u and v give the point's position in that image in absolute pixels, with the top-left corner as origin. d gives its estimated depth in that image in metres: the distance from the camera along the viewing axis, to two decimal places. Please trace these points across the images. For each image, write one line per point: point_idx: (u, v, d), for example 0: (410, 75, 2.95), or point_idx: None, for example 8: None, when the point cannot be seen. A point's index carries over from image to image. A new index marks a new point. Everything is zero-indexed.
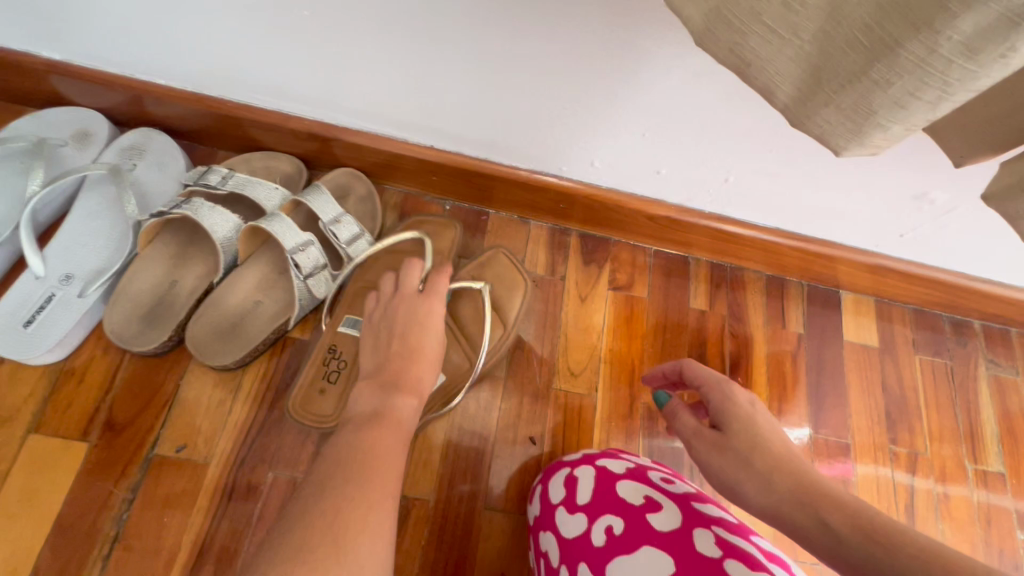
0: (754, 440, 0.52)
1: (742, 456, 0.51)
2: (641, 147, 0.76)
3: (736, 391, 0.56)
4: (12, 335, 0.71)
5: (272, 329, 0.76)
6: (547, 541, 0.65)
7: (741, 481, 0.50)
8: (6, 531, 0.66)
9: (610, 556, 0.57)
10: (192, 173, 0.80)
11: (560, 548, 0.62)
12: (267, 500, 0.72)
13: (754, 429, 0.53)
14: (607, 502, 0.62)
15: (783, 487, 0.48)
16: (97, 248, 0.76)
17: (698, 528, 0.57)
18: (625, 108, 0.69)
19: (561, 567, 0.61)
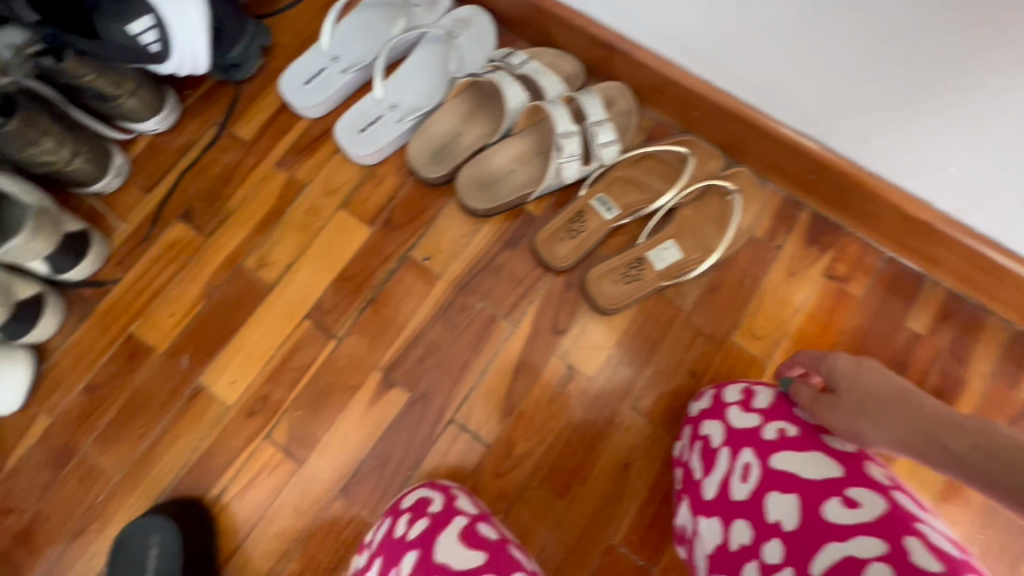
0: (880, 394, 0.63)
1: (874, 410, 0.62)
2: (939, 139, 0.71)
3: (839, 361, 0.70)
4: (351, 135, 0.96)
5: (519, 194, 0.92)
6: (712, 428, 0.73)
7: (869, 433, 0.60)
8: (311, 265, 0.93)
9: (773, 468, 0.61)
10: (500, 52, 0.96)
11: (725, 435, 0.70)
12: (473, 320, 0.90)
13: (879, 391, 0.63)
14: (781, 413, 0.68)
15: (904, 426, 0.58)
16: (418, 90, 0.97)
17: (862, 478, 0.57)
18: (934, 91, 0.66)
19: (722, 448, 0.69)
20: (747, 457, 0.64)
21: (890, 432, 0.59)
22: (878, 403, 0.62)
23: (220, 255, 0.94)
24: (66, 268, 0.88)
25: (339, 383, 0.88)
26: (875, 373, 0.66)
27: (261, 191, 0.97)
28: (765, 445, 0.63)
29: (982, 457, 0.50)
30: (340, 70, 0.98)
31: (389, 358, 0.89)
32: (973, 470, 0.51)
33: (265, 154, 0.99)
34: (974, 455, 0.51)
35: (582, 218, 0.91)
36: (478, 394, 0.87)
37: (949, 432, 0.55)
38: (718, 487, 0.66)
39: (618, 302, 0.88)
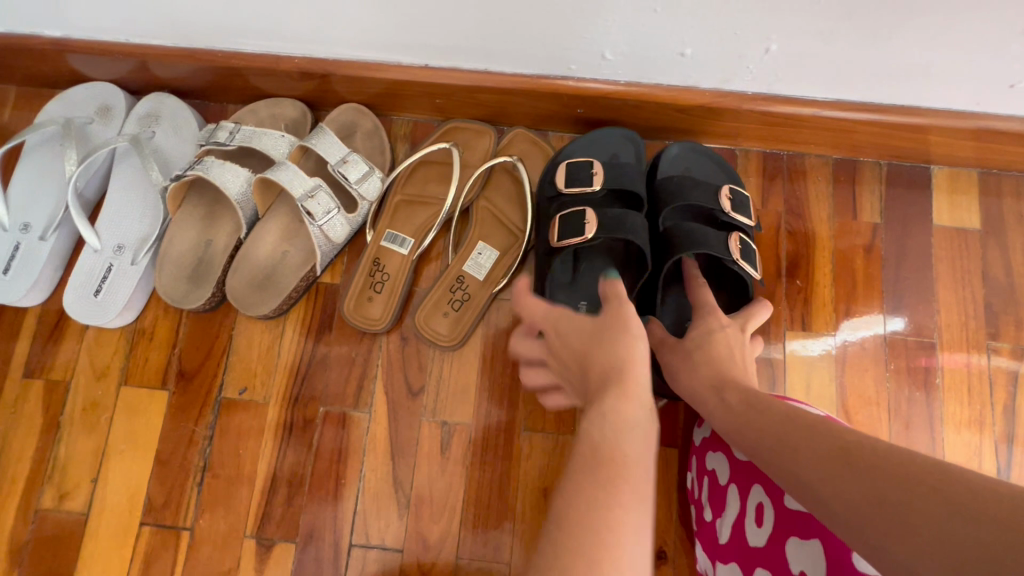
0: (756, 415, 0.52)
1: (774, 440, 0.48)
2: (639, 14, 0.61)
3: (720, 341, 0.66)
4: (87, 304, 0.79)
5: (301, 276, 0.79)
6: (716, 460, 0.66)
7: (711, 416, 0.59)
8: (120, 466, 0.78)
9: (786, 534, 0.52)
10: (204, 132, 0.81)
11: (730, 468, 0.63)
12: (324, 429, 0.79)
13: (755, 400, 0.54)
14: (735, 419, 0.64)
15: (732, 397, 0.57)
16: (138, 217, 0.82)
17: (792, 537, 0.51)
18: None
19: (731, 485, 0.63)
20: (754, 495, 0.58)
21: (724, 406, 0.57)
22: (749, 423, 0.52)
23: (9, 509, 0.77)
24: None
25: (213, 574, 0.75)
26: (711, 393, 0.59)
27: (23, 412, 0.80)
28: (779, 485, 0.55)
29: (883, 502, 0.36)
30: (37, 237, 0.81)
31: (254, 518, 0.76)
32: (839, 507, 0.39)
33: (5, 370, 0.81)
34: (842, 488, 0.40)
35: (380, 265, 0.81)
36: (367, 504, 0.77)
37: (812, 436, 0.45)
38: (733, 527, 0.60)
39: (456, 332, 0.80)
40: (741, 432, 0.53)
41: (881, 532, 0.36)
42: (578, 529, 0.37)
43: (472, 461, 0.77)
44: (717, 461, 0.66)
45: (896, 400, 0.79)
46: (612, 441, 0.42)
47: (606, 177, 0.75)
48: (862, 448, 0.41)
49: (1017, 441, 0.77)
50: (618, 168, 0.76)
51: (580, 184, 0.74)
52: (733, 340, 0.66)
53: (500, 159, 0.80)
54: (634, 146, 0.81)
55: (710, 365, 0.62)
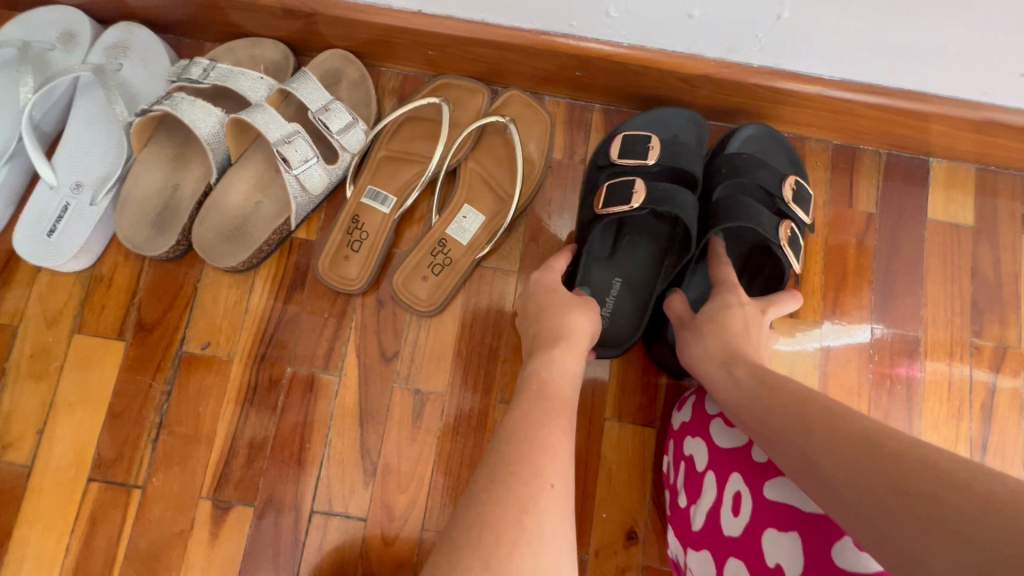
0: (770, 397, 0.50)
1: (786, 423, 0.46)
2: None
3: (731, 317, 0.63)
4: (39, 245, 0.74)
5: (274, 229, 0.75)
6: (694, 446, 0.65)
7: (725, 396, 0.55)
8: (69, 418, 0.74)
9: (763, 526, 0.50)
10: (176, 68, 0.76)
11: (709, 455, 0.62)
12: (290, 391, 0.75)
13: (768, 377, 0.52)
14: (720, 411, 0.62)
15: (743, 373, 0.55)
16: (100, 155, 0.76)
17: (768, 530, 0.49)
18: None
19: (709, 472, 0.61)
20: (735, 484, 0.56)
21: (733, 384, 0.55)
22: (761, 405, 0.50)
23: None
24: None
25: (163, 536, 0.71)
26: (723, 369, 0.57)
27: None
28: (760, 477, 0.53)
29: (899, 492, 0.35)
30: None
31: (211, 480, 0.73)
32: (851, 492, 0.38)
33: None
34: (858, 474, 0.38)
35: (360, 223, 0.77)
36: (331, 471, 0.73)
37: (828, 419, 0.44)
38: (708, 515, 0.59)
39: (436, 298, 0.76)
40: (749, 412, 0.51)
41: (890, 519, 0.34)
42: (528, 451, 0.45)
43: (444, 431, 0.75)
44: (696, 448, 0.64)
45: (878, 394, 0.78)
46: (555, 387, 0.52)
47: None
48: (886, 437, 0.39)
49: (992, 441, 0.77)
50: (632, 137, 0.73)
51: None
52: (750, 318, 0.63)
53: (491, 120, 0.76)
54: (697, 130, 0.78)
55: (717, 337, 0.61)
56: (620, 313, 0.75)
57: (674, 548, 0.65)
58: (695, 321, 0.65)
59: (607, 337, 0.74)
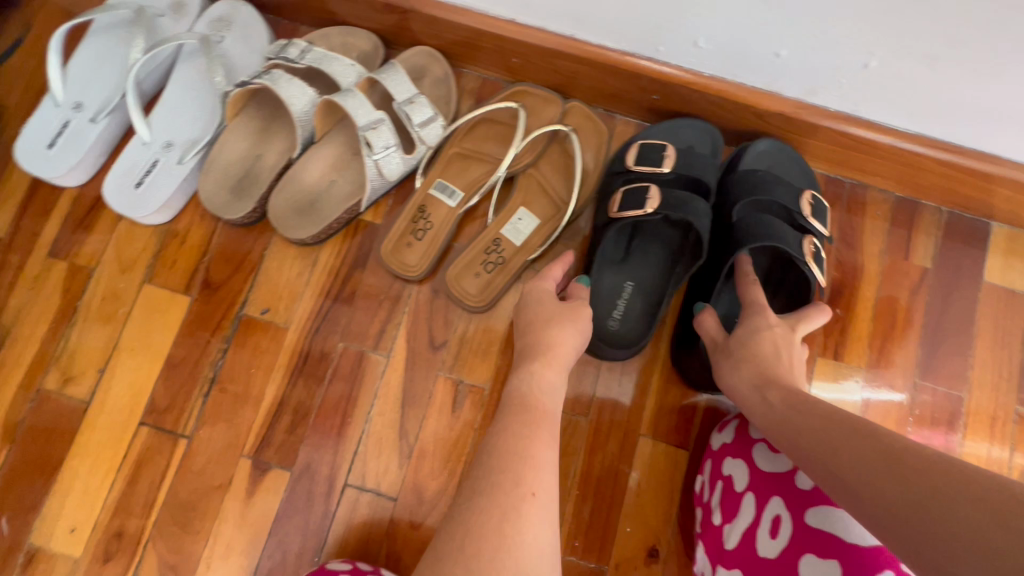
0: (800, 421, 0.52)
1: (814, 438, 0.48)
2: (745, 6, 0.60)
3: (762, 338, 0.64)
4: (125, 194, 0.78)
5: (345, 208, 0.78)
6: (733, 466, 0.65)
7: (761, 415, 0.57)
8: (128, 361, 0.77)
9: (802, 550, 0.52)
10: (275, 46, 0.80)
11: (750, 476, 0.62)
12: (339, 365, 0.78)
13: (796, 402, 0.54)
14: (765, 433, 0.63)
15: (775, 398, 0.57)
16: (191, 118, 0.80)
17: (808, 555, 0.51)
18: None
19: (747, 493, 0.62)
20: (776, 508, 0.57)
21: (766, 407, 0.57)
22: (791, 430, 0.52)
23: (10, 387, 0.76)
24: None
25: (202, 487, 0.74)
26: (756, 390, 0.59)
27: (43, 291, 0.79)
28: (801, 503, 0.54)
29: (923, 507, 0.36)
30: (88, 118, 0.80)
31: (254, 440, 0.75)
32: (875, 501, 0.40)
33: (31, 246, 0.80)
34: (880, 484, 0.40)
35: (425, 214, 0.80)
36: (368, 448, 0.76)
37: (853, 435, 0.45)
38: (743, 536, 0.60)
39: (489, 293, 0.78)
40: (780, 430, 0.53)
41: (914, 530, 0.36)
42: (511, 461, 0.47)
43: (481, 425, 0.76)
44: (735, 468, 0.65)
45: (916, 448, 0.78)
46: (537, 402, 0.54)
47: (678, 163, 0.73)
48: (906, 451, 0.41)
49: None
50: (690, 155, 0.74)
51: (651, 165, 0.72)
52: (780, 340, 0.64)
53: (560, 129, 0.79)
54: (712, 141, 0.80)
55: (751, 364, 0.62)
56: (633, 316, 0.74)
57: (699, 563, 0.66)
58: (729, 343, 0.66)
59: (619, 337, 0.74)
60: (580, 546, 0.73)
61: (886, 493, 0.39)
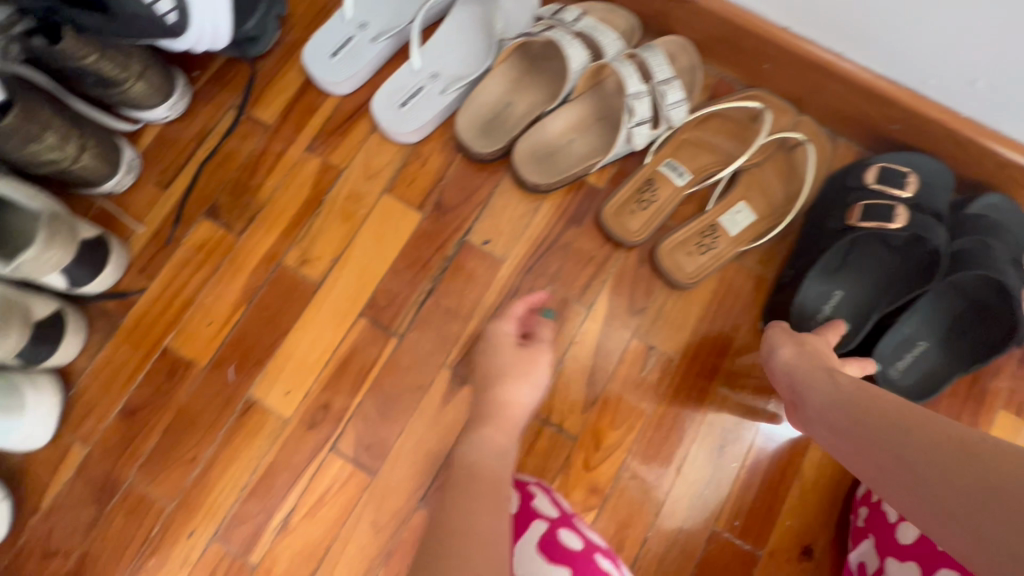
0: (862, 407, 0.54)
1: (882, 428, 0.50)
2: None
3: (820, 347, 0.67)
4: (390, 112, 0.86)
5: (582, 165, 0.84)
6: None
7: (810, 394, 0.61)
8: (359, 258, 0.85)
9: None
10: (549, 8, 0.87)
11: None
12: (542, 306, 0.84)
13: (865, 386, 0.56)
14: None
15: (846, 387, 0.58)
16: (459, 57, 0.88)
17: None
18: None
19: None
20: None
21: (833, 389, 0.59)
22: (852, 414, 0.54)
23: (255, 257, 0.85)
24: (85, 283, 0.78)
25: (405, 384, 0.81)
26: (824, 374, 0.61)
27: (297, 179, 0.88)
28: None
29: (985, 490, 0.40)
30: (369, 38, 0.88)
31: (457, 354, 0.82)
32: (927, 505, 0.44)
33: (292, 138, 0.89)
34: (931, 471, 0.44)
35: (652, 186, 0.85)
36: (557, 387, 0.81)
37: (923, 425, 0.48)
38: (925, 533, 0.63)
39: (697, 273, 0.83)
40: (844, 413, 0.55)
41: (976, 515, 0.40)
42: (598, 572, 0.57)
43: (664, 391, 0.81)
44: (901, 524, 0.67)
45: None
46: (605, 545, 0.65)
47: (918, 190, 0.76)
48: (977, 446, 0.43)
49: None
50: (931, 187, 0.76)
51: (893, 188, 0.76)
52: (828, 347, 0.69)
53: (797, 137, 0.83)
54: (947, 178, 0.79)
55: (802, 357, 0.65)
56: (836, 324, 0.79)
57: (856, 554, 0.72)
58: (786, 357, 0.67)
59: (821, 342, 0.78)
60: (737, 526, 0.77)
61: (946, 486, 0.43)
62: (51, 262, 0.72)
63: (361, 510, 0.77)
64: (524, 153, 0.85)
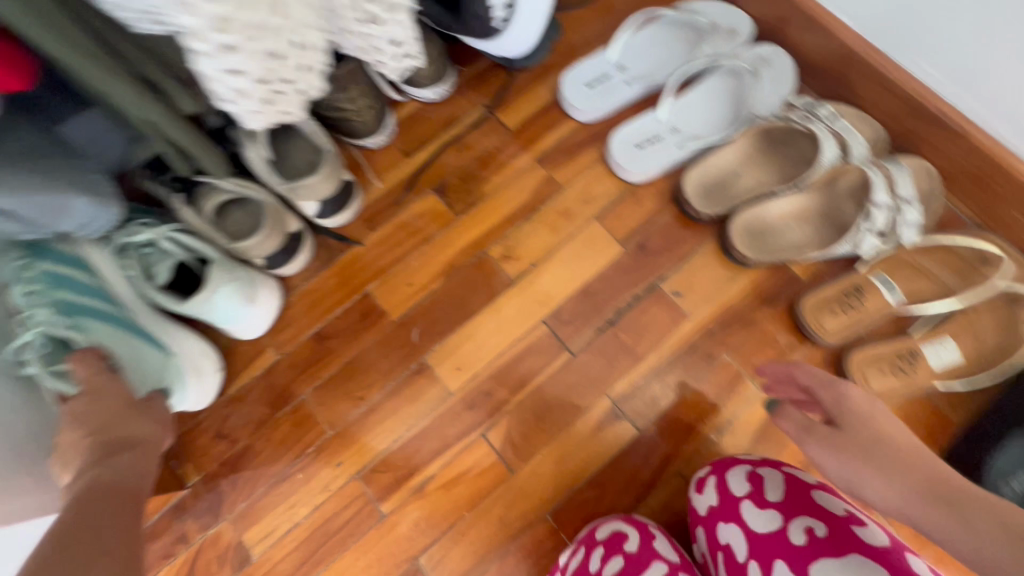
0: (862, 446, 0.65)
1: (878, 464, 0.63)
2: None
3: (847, 390, 0.70)
4: (625, 150, 0.92)
5: (793, 254, 0.85)
6: None
7: (827, 461, 0.67)
8: (556, 269, 0.90)
9: None
10: (803, 100, 0.90)
11: None
12: (714, 370, 0.85)
13: (868, 433, 0.66)
14: None
15: (861, 433, 0.66)
16: (704, 120, 0.93)
17: None
18: None
19: None
20: None
21: (840, 436, 0.67)
22: (853, 449, 0.65)
23: (464, 239, 0.92)
24: (328, 214, 0.88)
25: (565, 399, 0.84)
26: (869, 436, 0.65)
27: (520, 182, 0.95)
28: None
29: (959, 513, 0.54)
30: (626, 81, 0.96)
31: (621, 387, 0.84)
32: (935, 519, 0.55)
33: (527, 146, 0.97)
34: (910, 488, 0.59)
35: (860, 295, 0.84)
36: (708, 453, 0.81)
37: (913, 465, 0.61)
38: None
39: (884, 391, 0.80)
40: (847, 453, 0.65)
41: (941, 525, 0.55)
42: None
43: None
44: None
45: None
46: None
47: None
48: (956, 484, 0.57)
49: None
50: None
51: None
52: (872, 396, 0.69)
53: None
54: None
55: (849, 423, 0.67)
56: None
57: None
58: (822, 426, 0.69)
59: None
60: None
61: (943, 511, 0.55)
62: (313, 189, 0.83)
63: (493, 501, 0.80)
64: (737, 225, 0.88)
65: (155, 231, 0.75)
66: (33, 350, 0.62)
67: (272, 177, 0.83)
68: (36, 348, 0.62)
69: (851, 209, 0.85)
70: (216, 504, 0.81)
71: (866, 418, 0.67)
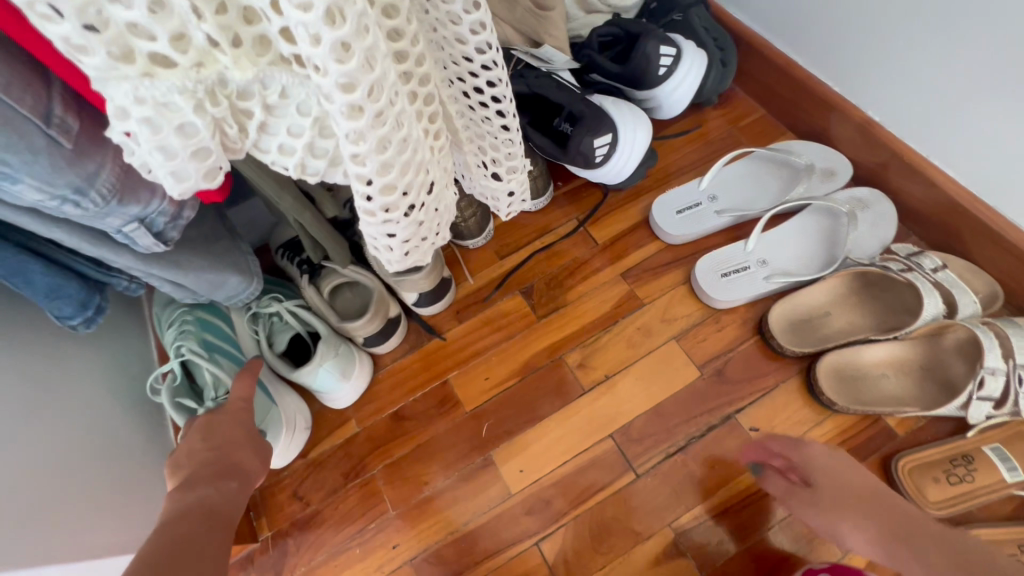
0: (881, 526, 0.69)
1: (920, 546, 0.66)
2: None
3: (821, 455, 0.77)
4: (711, 276, 0.94)
5: (892, 407, 0.80)
6: None
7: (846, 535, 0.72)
8: (629, 384, 0.91)
9: None
10: (905, 249, 0.90)
11: None
12: (790, 520, 0.79)
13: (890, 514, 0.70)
14: None
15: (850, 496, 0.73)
16: (795, 255, 0.93)
17: None
18: None
19: None
20: None
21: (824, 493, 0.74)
22: (872, 528, 0.70)
23: (542, 342, 0.97)
24: (424, 305, 0.98)
25: (626, 523, 0.81)
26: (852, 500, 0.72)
27: (602, 294, 0.99)
28: None
29: None
30: (715, 210, 1.00)
31: (686, 521, 0.80)
32: None
33: (613, 260, 1.02)
34: None
35: (968, 463, 0.77)
36: None
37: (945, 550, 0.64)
38: None
39: None
40: (871, 540, 0.70)
41: None
42: None
43: None
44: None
45: None
46: None
47: None
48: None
49: None
50: None
51: None
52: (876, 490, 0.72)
53: None
54: None
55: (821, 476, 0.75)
56: None
57: None
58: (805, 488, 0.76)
59: None
60: None
61: None
62: (415, 282, 0.93)
63: None
64: (828, 367, 0.84)
65: (280, 304, 0.88)
66: (175, 377, 0.79)
67: (382, 269, 0.95)
68: (177, 376, 0.80)
69: (961, 368, 0.79)
70: (279, 563, 0.86)
71: (852, 481, 0.74)
